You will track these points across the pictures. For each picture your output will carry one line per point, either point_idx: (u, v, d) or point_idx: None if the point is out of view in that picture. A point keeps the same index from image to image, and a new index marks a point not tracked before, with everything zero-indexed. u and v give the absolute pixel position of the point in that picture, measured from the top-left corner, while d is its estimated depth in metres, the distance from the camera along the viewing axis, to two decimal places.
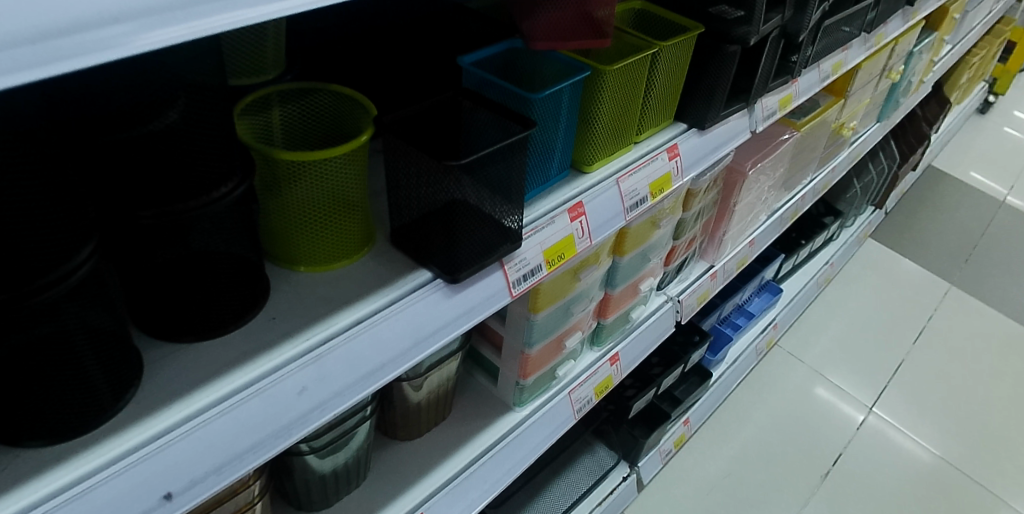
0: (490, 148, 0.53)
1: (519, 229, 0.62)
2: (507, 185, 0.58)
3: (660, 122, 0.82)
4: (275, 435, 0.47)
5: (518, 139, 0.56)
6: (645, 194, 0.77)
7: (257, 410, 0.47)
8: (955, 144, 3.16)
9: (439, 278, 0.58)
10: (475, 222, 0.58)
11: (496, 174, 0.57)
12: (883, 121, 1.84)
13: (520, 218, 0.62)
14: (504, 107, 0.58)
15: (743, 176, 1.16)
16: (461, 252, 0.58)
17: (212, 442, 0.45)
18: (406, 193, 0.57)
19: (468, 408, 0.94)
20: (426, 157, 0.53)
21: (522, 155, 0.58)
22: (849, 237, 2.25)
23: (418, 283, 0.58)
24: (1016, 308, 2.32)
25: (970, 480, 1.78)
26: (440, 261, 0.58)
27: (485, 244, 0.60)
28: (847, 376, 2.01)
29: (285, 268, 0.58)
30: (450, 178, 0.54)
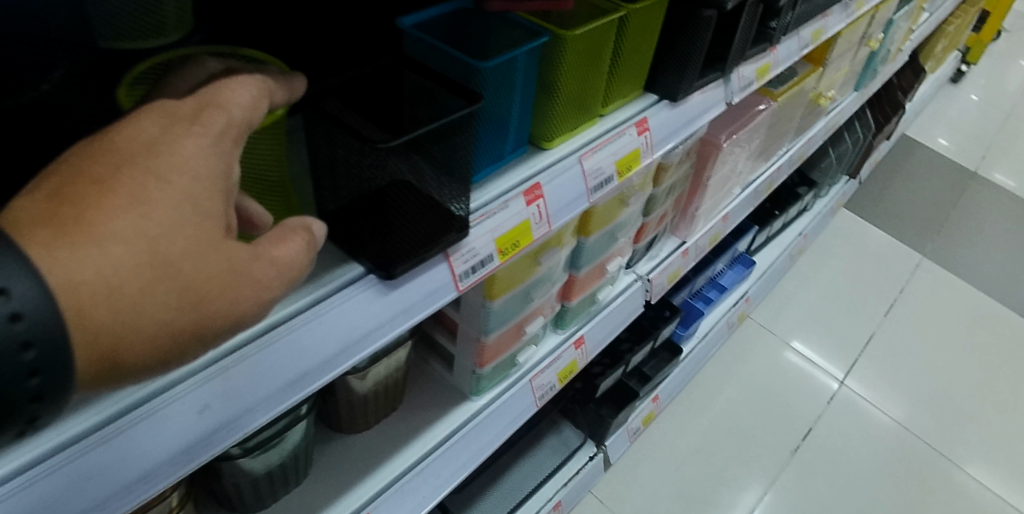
0: (425, 127, 0.47)
1: (465, 216, 0.56)
2: (450, 167, 0.52)
3: (629, 93, 0.75)
4: (179, 457, 0.43)
5: (461, 116, 0.49)
6: (611, 172, 0.71)
7: (147, 436, 0.41)
8: (929, 113, 3.13)
9: (372, 273, 0.52)
10: (414, 208, 0.52)
11: (435, 155, 0.51)
12: (860, 91, 1.79)
13: (466, 203, 0.55)
14: (448, 79, 0.51)
15: (717, 149, 1.09)
16: (397, 244, 0.53)
17: (91, 473, 0.39)
18: (333, 180, 0.50)
19: (421, 397, 0.89)
20: (351, 137, 0.46)
21: (466, 133, 0.51)
22: (823, 208, 2.22)
23: (348, 279, 0.51)
24: (984, 278, 2.32)
25: (931, 448, 1.80)
26: (373, 254, 0.52)
27: (423, 234, 0.54)
28: (817, 349, 2.00)
29: None
30: (380, 163, 0.47)
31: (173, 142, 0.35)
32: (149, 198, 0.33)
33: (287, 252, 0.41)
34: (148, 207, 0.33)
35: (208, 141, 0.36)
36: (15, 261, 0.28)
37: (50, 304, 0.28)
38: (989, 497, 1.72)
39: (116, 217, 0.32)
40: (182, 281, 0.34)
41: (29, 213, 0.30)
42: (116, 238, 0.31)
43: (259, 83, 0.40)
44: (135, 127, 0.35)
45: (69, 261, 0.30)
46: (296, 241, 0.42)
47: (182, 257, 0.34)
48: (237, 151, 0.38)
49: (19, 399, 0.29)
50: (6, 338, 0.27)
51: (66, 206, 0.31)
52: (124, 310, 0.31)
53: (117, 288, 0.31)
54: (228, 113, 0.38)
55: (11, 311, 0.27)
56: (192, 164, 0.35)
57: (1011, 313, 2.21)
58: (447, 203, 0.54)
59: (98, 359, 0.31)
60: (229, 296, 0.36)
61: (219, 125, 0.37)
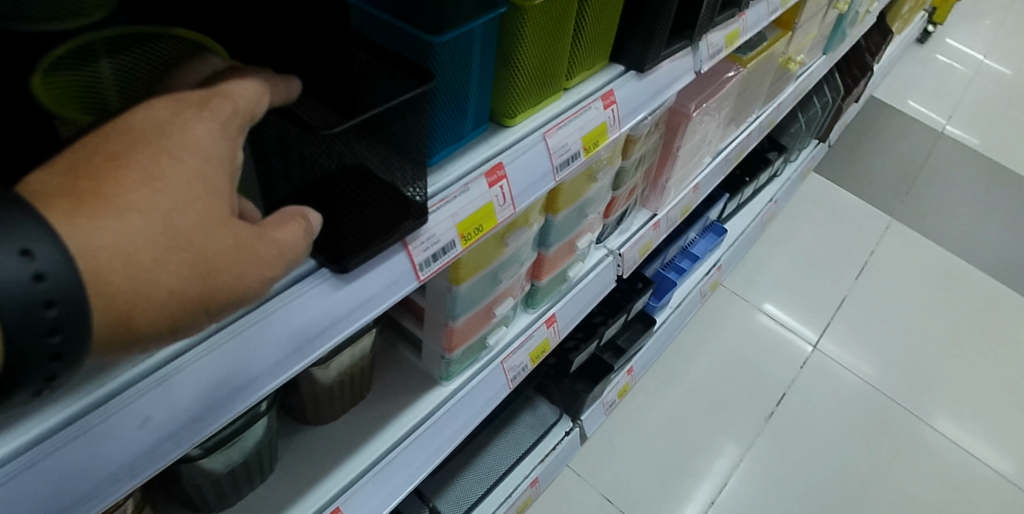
0: (373, 110, 0.44)
1: (423, 201, 0.53)
2: (404, 151, 0.49)
3: (594, 65, 0.72)
4: (121, 474, 0.41)
5: (413, 96, 0.47)
6: (577, 148, 0.68)
7: (84, 453, 0.39)
8: (896, 74, 3.14)
9: (324, 267, 0.49)
10: (367, 195, 0.49)
11: (387, 138, 0.48)
12: (828, 54, 1.77)
13: (424, 187, 0.53)
14: (397, 56, 0.48)
15: (687, 119, 1.07)
16: (351, 233, 0.50)
17: (22, 498, 0.37)
18: (275, 172, 0.46)
19: (390, 385, 0.87)
20: (294, 122, 0.43)
21: (420, 113, 0.49)
22: (793, 173, 2.22)
23: (299, 275, 0.49)
24: (951, 238, 2.35)
25: (898, 406, 1.84)
26: (325, 246, 0.49)
27: (378, 223, 0.51)
28: (789, 314, 2.01)
29: None
30: (327, 147, 0.44)
31: (183, 125, 0.35)
32: (166, 171, 0.33)
33: (288, 236, 0.41)
34: (161, 183, 0.33)
35: (216, 125, 0.36)
36: (40, 226, 0.28)
37: (72, 267, 0.29)
38: (955, 452, 1.76)
39: (132, 190, 0.32)
40: (194, 252, 0.34)
41: (45, 185, 0.30)
42: (132, 210, 0.31)
43: (264, 81, 0.40)
44: (147, 110, 0.35)
45: (89, 229, 0.30)
46: (296, 227, 0.42)
47: (192, 230, 0.34)
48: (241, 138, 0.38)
49: (39, 358, 0.29)
50: (31, 297, 0.27)
51: (82, 180, 0.31)
52: (140, 279, 0.31)
53: (133, 257, 0.31)
54: (234, 103, 0.38)
55: (35, 271, 0.27)
56: (201, 144, 0.35)
57: (976, 272, 2.25)
58: (403, 188, 0.51)
59: (112, 322, 0.31)
60: (237, 270, 0.36)
61: (227, 111, 0.37)
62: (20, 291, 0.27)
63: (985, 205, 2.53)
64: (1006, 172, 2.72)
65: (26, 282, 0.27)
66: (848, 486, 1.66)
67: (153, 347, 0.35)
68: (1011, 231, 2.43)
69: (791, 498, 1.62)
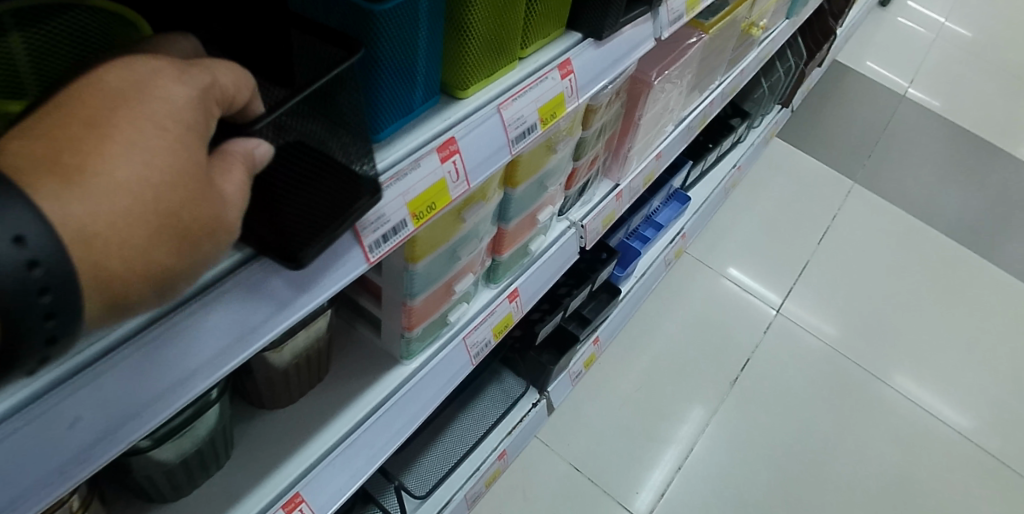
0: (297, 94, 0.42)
1: (373, 176, 0.51)
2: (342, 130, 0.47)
3: (551, 32, 0.69)
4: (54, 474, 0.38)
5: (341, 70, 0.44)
6: (534, 121, 0.66)
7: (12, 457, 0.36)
8: (858, 37, 3.15)
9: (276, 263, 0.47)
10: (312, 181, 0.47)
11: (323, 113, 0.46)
12: (791, 19, 1.76)
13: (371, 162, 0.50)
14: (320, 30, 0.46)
15: (648, 87, 1.06)
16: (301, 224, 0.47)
17: None
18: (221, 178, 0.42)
19: (350, 365, 0.85)
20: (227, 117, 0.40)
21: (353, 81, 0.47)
22: (756, 139, 2.22)
23: (227, 269, 0.46)
24: (911, 201, 2.39)
25: (858, 367, 1.88)
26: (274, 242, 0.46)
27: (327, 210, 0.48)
28: (754, 279, 2.03)
29: None
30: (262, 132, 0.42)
31: (159, 88, 0.33)
32: (145, 142, 0.31)
33: (234, 189, 0.36)
34: (146, 153, 0.31)
35: (194, 91, 0.35)
36: (25, 209, 0.27)
37: (63, 253, 0.28)
38: (914, 412, 1.82)
39: (119, 164, 0.30)
40: (181, 227, 0.32)
41: (25, 156, 0.29)
42: (116, 187, 0.30)
43: (239, 67, 0.39)
44: (121, 72, 0.33)
45: (81, 212, 0.29)
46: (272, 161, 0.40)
47: (177, 204, 0.32)
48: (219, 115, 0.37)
49: (34, 339, 0.29)
50: (25, 285, 0.28)
51: (63, 153, 0.29)
52: (131, 255, 0.30)
53: (124, 237, 0.30)
54: (211, 79, 0.36)
55: (29, 258, 0.28)
56: (179, 112, 0.33)
57: (935, 233, 2.30)
58: (352, 166, 0.49)
59: (104, 302, 0.30)
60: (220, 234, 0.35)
61: (202, 83, 0.36)
62: (12, 282, 0.27)
63: (944, 169, 2.57)
64: (963, 134, 2.77)
65: (20, 271, 0.27)
66: (811, 447, 1.71)
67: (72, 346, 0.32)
68: (967, 193, 2.49)
69: (757, 460, 1.66)
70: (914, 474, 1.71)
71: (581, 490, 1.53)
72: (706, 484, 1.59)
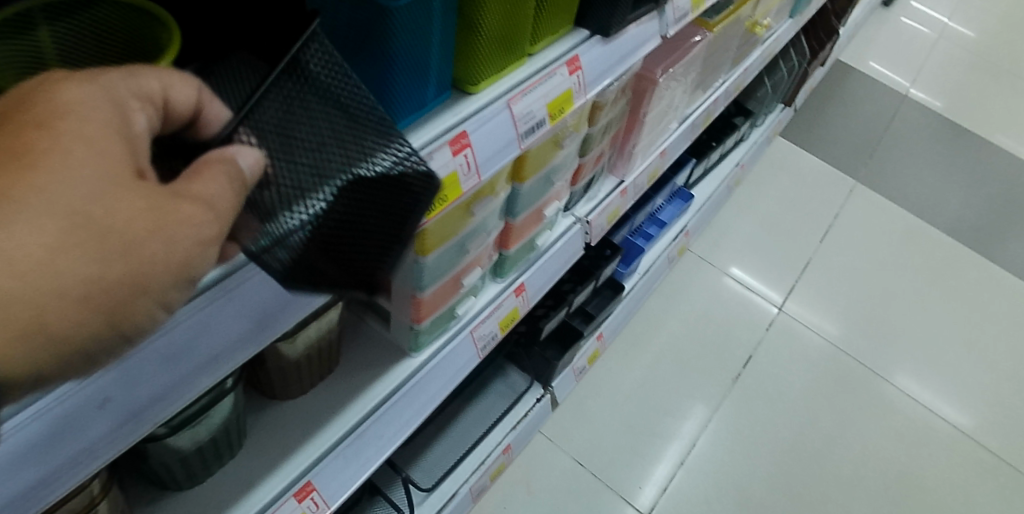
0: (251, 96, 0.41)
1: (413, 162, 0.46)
2: (364, 131, 0.44)
3: (559, 29, 0.71)
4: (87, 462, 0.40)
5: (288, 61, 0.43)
6: (543, 116, 0.67)
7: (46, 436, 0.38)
8: (861, 37, 3.16)
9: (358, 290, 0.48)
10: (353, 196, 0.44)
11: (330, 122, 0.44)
12: (795, 18, 1.77)
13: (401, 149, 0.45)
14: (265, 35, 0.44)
15: (653, 84, 1.07)
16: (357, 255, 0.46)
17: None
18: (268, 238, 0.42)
19: (359, 357, 0.86)
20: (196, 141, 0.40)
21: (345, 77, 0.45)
22: (759, 137, 2.23)
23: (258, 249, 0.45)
24: (914, 200, 2.40)
25: (859, 364, 1.89)
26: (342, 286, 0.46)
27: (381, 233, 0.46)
28: (757, 277, 2.05)
29: None
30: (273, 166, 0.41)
31: (58, 94, 0.31)
32: (42, 150, 0.29)
33: (207, 188, 0.34)
34: (39, 162, 0.28)
35: (100, 90, 0.32)
36: None
37: None
38: (917, 410, 1.83)
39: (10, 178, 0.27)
40: (102, 232, 0.29)
41: None
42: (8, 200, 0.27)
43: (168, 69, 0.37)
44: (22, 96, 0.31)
45: None
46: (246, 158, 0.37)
47: (90, 207, 0.29)
48: (153, 124, 0.35)
49: None
50: None
51: None
52: (38, 271, 0.27)
53: (25, 252, 0.27)
54: (124, 78, 0.34)
55: None
56: (89, 113, 0.31)
57: (936, 232, 2.31)
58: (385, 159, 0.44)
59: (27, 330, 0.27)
60: (170, 234, 0.31)
61: (114, 83, 0.33)
62: None
63: (946, 168, 2.58)
64: (965, 134, 2.78)
65: None
66: (812, 444, 1.72)
67: None
68: (969, 193, 2.49)
69: (759, 456, 1.67)
70: (915, 471, 1.72)
71: (585, 485, 1.54)
72: (708, 480, 1.61)
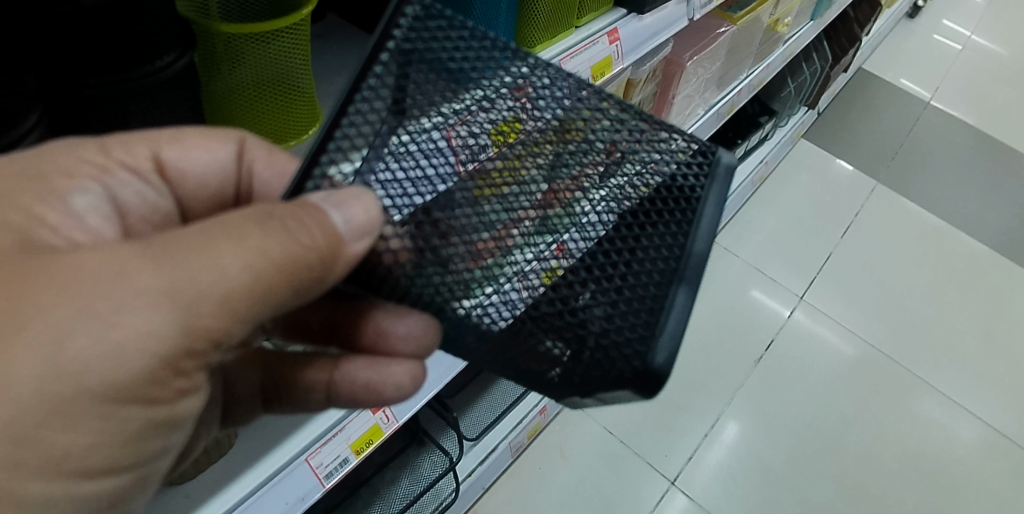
0: (339, 98, 0.50)
1: (500, 108, 0.56)
2: (460, 91, 0.54)
3: (600, 7, 0.83)
4: (207, 428, 0.69)
5: (375, 49, 0.50)
6: (588, 76, 0.79)
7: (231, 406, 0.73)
8: (885, 47, 3.25)
9: (583, 337, 0.54)
10: (503, 179, 0.55)
11: (436, 87, 0.54)
12: (816, 20, 1.87)
13: (479, 93, 0.55)
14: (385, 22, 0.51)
15: (682, 68, 1.19)
16: (613, 230, 0.57)
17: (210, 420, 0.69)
18: (387, 198, 0.54)
19: None
20: (279, 191, 0.66)
21: (448, 48, 0.53)
22: (783, 137, 2.32)
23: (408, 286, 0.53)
24: (937, 203, 2.46)
25: (891, 362, 1.94)
26: (638, 295, 0.55)
27: (604, 207, 0.58)
28: (781, 269, 2.13)
29: (218, 200, 0.69)
30: (387, 138, 0.53)
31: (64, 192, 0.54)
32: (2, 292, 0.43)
33: (229, 263, 0.46)
34: None
35: (99, 183, 0.57)
36: None
37: None
38: (948, 410, 1.87)
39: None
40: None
41: None
42: None
43: (206, 135, 0.63)
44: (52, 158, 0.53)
45: None
46: (357, 205, 0.48)
47: None
48: (140, 165, 0.60)
49: None
50: None
51: None
52: None
53: None
54: (127, 156, 0.58)
55: None
56: (107, 158, 0.57)
57: (959, 233, 2.37)
58: (471, 108, 0.55)
59: None
60: (117, 306, 0.44)
61: (119, 156, 0.58)
62: None
63: (971, 174, 2.63)
64: (988, 141, 2.83)
65: None
66: (833, 427, 1.79)
67: (155, 351, 0.46)
68: (993, 197, 2.55)
69: (783, 444, 1.74)
70: (943, 461, 1.77)
71: (617, 451, 1.66)
72: (735, 468, 1.67)
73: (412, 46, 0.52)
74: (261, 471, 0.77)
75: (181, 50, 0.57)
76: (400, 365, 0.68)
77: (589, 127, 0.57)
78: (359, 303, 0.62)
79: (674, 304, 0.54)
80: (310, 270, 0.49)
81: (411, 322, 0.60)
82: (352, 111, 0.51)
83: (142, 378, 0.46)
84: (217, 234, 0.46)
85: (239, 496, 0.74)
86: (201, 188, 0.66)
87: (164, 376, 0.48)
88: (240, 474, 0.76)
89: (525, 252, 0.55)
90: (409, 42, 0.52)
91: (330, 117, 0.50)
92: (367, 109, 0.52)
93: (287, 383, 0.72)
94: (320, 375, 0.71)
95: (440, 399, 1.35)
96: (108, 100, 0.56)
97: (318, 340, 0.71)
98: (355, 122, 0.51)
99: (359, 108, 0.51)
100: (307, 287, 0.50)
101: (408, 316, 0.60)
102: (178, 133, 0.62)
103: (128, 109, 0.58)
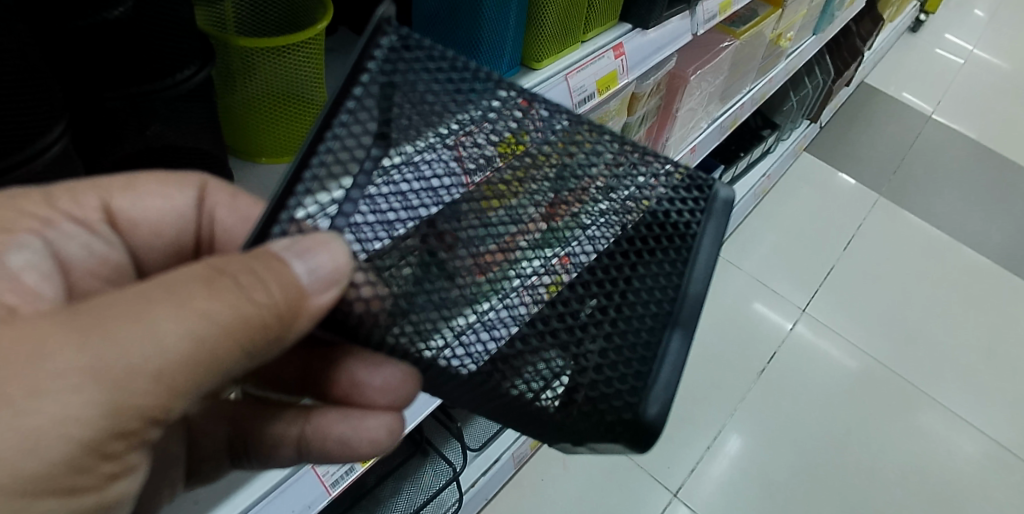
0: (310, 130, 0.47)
1: (490, 129, 0.54)
2: (446, 113, 0.53)
3: (606, 21, 0.84)
4: (168, 486, 0.67)
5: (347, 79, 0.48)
6: (592, 90, 0.81)
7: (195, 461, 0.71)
8: (887, 60, 3.26)
9: (576, 378, 0.54)
10: (489, 207, 0.53)
11: (421, 111, 0.52)
12: (818, 35, 1.89)
13: (467, 116, 0.53)
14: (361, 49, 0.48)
15: (685, 82, 1.20)
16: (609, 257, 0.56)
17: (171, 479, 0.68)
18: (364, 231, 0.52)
19: None
20: (240, 238, 0.66)
21: (427, 75, 0.52)
22: (785, 149, 2.34)
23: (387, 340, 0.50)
24: (938, 217, 2.46)
25: (896, 377, 1.94)
26: (638, 329, 0.54)
27: (601, 231, 0.58)
28: (784, 283, 2.14)
29: (177, 245, 0.68)
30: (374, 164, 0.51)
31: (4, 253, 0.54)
32: None
33: (171, 331, 0.45)
34: None
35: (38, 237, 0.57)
36: None
37: None
38: (950, 425, 1.86)
39: None
40: None
41: None
42: None
43: (166, 184, 0.63)
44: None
45: None
46: (324, 253, 0.46)
47: None
48: (91, 216, 0.60)
49: None
50: None
51: None
52: None
53: None
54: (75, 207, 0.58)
55: None
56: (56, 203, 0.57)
57: (961, 247, 2.37)
58: (458, 129, 0.53)
59: None
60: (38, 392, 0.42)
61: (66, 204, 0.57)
62: None
63: (973, 188, 2.64)
64: (990, 154, 2.85)
65: None
66: (834, 442, 1.79)
67: (81, 436, 0.45)
68: (994, 211, 2.55)
69: (784, 458, 1.73)
70: (946, 476, 1.76)
71: (620, 463, 1.67)
72: (736, 485, 1.67)
73: (388, 78, 0.50)
74: (268, 479, 0.77)
75: (199, 64, 0.60)
76: (375, 417, 0.69)
77: (586, 146, 0.56)
78: (334, 350, 0.64)
79: (668, 349, 0.54)
80: (268, 327, 0.48)
81: (390, 372, 0.63)
82: (329, 140, 0.48)
83: (63, 465, 0.45)
84: (154, 299, 0.45)
85: (248, 501, 0.74)
86: (158, 235, 0.66)
87: (94, 459, 0.47)
88: (248, 480, 0.75)
89: (519, 271, 0.54)
90: (388, 66, 0.50)
91: (306, 145, 0.47)
92: (342, 143, 0.48)
93: (256, 436, 0.71)
94: (291, 430, 0.70)
95: (444, 410, 1.36)
96: (127, 113, 0.57)
97: (290, 391, 0.72)
98: (331, 155, 0.48)
99: (333, 143, 0.48)
100: (267, 343, 0.49)
101: (389, 367, 0.63)
102: (136, 180, 0.62)
103: (140, 128, 0.60)
